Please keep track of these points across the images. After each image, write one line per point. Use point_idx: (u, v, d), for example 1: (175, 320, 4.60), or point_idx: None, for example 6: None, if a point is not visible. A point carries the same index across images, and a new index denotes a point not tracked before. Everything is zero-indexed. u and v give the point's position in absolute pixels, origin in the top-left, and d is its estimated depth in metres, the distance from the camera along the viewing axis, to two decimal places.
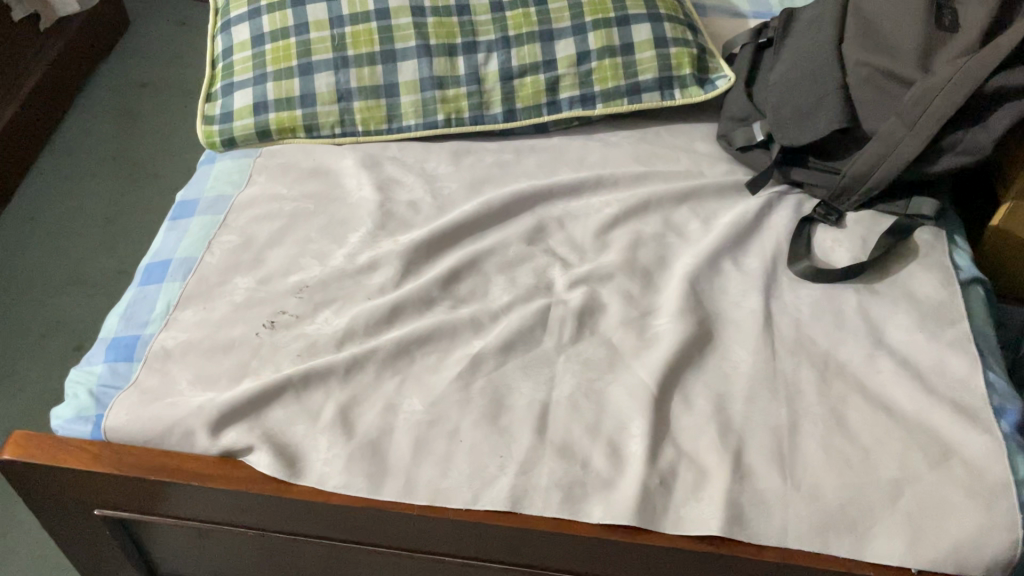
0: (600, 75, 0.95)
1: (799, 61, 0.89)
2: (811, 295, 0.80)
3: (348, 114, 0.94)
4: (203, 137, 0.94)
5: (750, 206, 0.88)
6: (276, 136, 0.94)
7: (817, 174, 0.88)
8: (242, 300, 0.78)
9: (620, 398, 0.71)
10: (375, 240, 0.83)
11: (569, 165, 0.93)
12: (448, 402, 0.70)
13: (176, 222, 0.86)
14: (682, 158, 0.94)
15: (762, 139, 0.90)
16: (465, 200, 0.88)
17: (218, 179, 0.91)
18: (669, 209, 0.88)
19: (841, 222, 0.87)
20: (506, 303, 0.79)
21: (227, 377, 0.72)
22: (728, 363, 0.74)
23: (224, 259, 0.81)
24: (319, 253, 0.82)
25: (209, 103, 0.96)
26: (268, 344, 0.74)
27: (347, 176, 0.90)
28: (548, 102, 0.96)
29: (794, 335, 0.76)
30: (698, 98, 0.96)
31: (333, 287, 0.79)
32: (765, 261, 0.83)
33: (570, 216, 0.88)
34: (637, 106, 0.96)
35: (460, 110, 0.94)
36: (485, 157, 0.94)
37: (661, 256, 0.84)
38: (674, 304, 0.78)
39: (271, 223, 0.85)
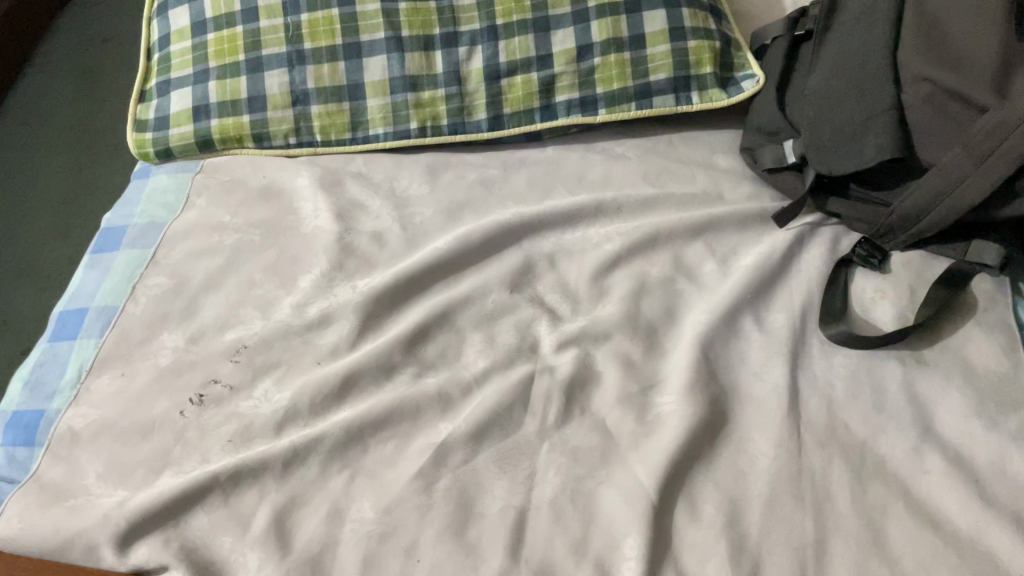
0: (604, 75, 0.80)
1: (843, 68, 0.73)
2: (846, 365, 0.67)
3: (304, 120, 0.79)
4: (134, 147, 0.81)
5: (776, 245, 0.74)
6: (221, 146, 0.80)
7: (858, 205, 0.74)
8: (168, 366, 0.66)
9: (612, 505, 0.59)
10: (329, 285, 0.70)
11: (565, 185, 0.79)
12: (405, 508, 0.59)
13: (98, 256, 0.74)
14: (698, 176, 0.80)
15: (794, 161, 0.76)
16: (439, 231, 0.75)
17: (151, 201, 0.77)
18: (681, 244, 0.74)
19: (885, 267, 0.73)
20: (481, 371, 0.66)
21: (144, 469, 0.61)
22: (745, 457, 0.62)
23: (151, 308, 0.69)
24: (262, 302, 0.69)
25: (143, 103, 0.82)
26: (195, 426, 0.62)
27: (302, 199, 0.76)
28: (542, 107, 0.81)
29: (825, 419, 0.63)
30: (720, 102, 0.81)
31: (277, 347, 0.67)
32: (792, 318, 0.69)
33: (563, 253, 0.74)
34: (647, 112, 0.81)
35: (437, 116, 0.80)
36: (466, 173, 0.80)
37: (669, 307, 0.70)
38: (682, 377, 0.65)
39: (208, 261, 0.72)
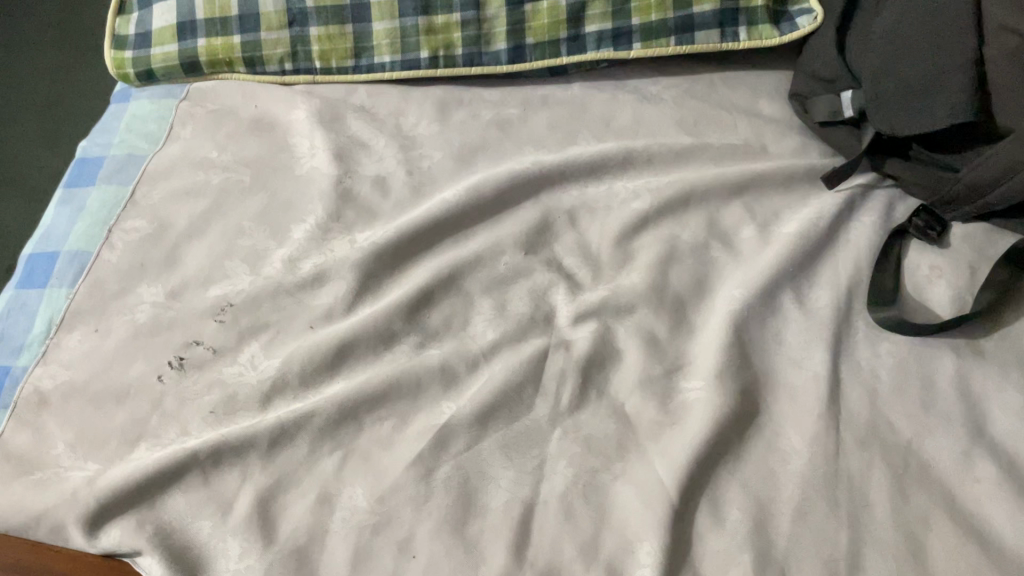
0: (641, 3, 0.70)
1: (913, 10, 0.62)
2: (894, 353, 0.60)
3: (301, 44, 0.70)
4: (112, 66, 0.72)
5: (824, 210, 0.66)
6: (209, 70, 0.71)
7: (920, 168, 0.66)
8: (145, 323, 0.59)
9: (628, 503, 0.54)
10: (324, 238, 0.63)
11: (590, 129, 0.71)
12: (400, 498, 0.54)
13: (71, 192, 0.66)
14: (739, 125, 0.72)
15: (851, 116, 0.67)
16: (448, 179, 0.67)
17: (130, 130, 0.70)
18: (717, 205, 0.67)
19: (943, 241, 0.65)
20: (490, 344, 0.60)
21: (118, 439, 0.55)
22: (776, 454, 0.56)
23: (127, 256, 0.62)
24: (251, 255, 0.63)
25: (120, 17, 0.72)
26: (173, 395, 0.57)
27: (298, 135, 0.69)
28: (570, 37, 0.72)
29: (867, 415, 0.57)
30: (770, 41, 0.72)
31: (266, 307, 0.60)
32: (838, 296, 0.62)
33: (585, 209, 0.67)
34: (687, 48, 0.72)
35: (451, 45, 0.71)
36: (481, 112, 0.72)
37: (700, 278, 0.63)
38: (711, 361, 0.59)
39: (191, 204, 0.65)
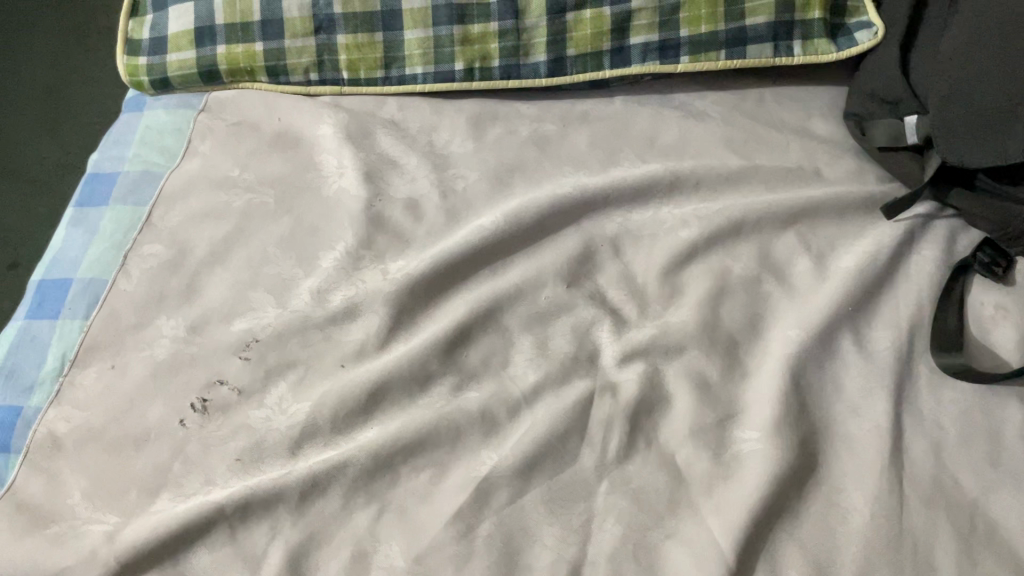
0: (691, 14, 0.66)
1: (986, 33, 0.59)
2: (959, 401, 0.56)
3: (327, 53, 0.66)
4: (125, 74, 0.67)
5: (884, 242, 0.62)
6: (228, 79, 0.67)
7: (986, 201, 0.62)
8: (165, 360, 0.56)
9: (680, 565, 0.51)
10: (355, 267, 0.59)
11: (634, 148, 0.67)
12: (439, 557, 0.50)
13: (83, 212, 0.62)
14: (792, 145, 0.68)
15: (917, 142, 0.63)
16: (485, 202, 0.64)
17: (144, 143, 0.66)
18: (770, 234, 0.63)
19: (1008, 279, 0.61)
20: (532, 387, 0.56)
21: (138, 489, 0.52)
22: (836, 512, 0.53)
23: (145, 285, 0.58)
24: (277, 285, 0.59)
25: (134, 19, 0.67)
26: (196, 440, 0.53)
27: (324, 152, 0.65)
28: (613, 49, 0.67)
29: (932, 470, 0.54)
30: (826, 56, 0.68)
31: (294, 343, 0.56)
32: (899, 338, 0.59)
33: (629, 237, 0.63)
34: (738, 62, 0.68)
35: (488, 57, 0.67)
36: (518, 128, 0.67)
37: (753, 315, 0.60)
38: (767, 409, 0.55)
39: (213, 227, 0.61)
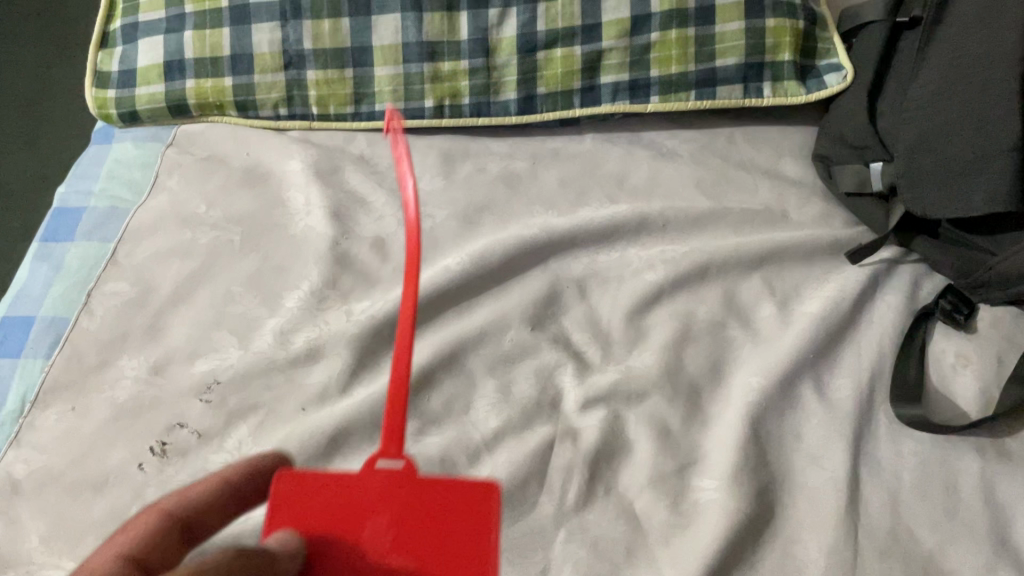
0: (661, 54, 0.66)
1: (953, 86, 0.58)
2: (916, 452, 0.56)
3: (298, 88, 0.66)
4: (93, 107, 0.67)
5: (848, 288, 0.63)
6: (197, 112, 0.67)
7: (948, 248, 0.63)
8: (126, 402, 0.56)
9: None
10: (319, 308, 0.59)
11: (603, 187, 0.67)
12: None
13: (48, 248, 0.63)
14: (761, 187, 0.68)
15: (880, 189, 0.63)
16: (452, 242, 0.63)
17: (112, 178, 0.66)
18: (735, 278, 0.63)
19: (969, 325, 0.62)
20: (493, 434, 0.56)
21: (94, 533, 0.51)
22: (792, 564, 0.53)
23: (108, 325, 0.58)
24: (241, 324, 0.59)
25: (103, 52, 0.68)
26: (156, 484, 0.53)
27: (292, 189, 0.65)
28: (584, 88, 0.67)
29: (889, 522, 0.54)
30: (795, 98, 0.68)
31: (255, 386, 0.56)
32: (859, 387, 0.59)
33: (596, 279, 0.63)
34: (708, 103, 0.68)
35: (458, 94, 0.67)
36: (488, 165, 0.67)
37: (715, 361, 0.60)
38: (726, 459, 0.55)
39: (179, 264, 0.61)
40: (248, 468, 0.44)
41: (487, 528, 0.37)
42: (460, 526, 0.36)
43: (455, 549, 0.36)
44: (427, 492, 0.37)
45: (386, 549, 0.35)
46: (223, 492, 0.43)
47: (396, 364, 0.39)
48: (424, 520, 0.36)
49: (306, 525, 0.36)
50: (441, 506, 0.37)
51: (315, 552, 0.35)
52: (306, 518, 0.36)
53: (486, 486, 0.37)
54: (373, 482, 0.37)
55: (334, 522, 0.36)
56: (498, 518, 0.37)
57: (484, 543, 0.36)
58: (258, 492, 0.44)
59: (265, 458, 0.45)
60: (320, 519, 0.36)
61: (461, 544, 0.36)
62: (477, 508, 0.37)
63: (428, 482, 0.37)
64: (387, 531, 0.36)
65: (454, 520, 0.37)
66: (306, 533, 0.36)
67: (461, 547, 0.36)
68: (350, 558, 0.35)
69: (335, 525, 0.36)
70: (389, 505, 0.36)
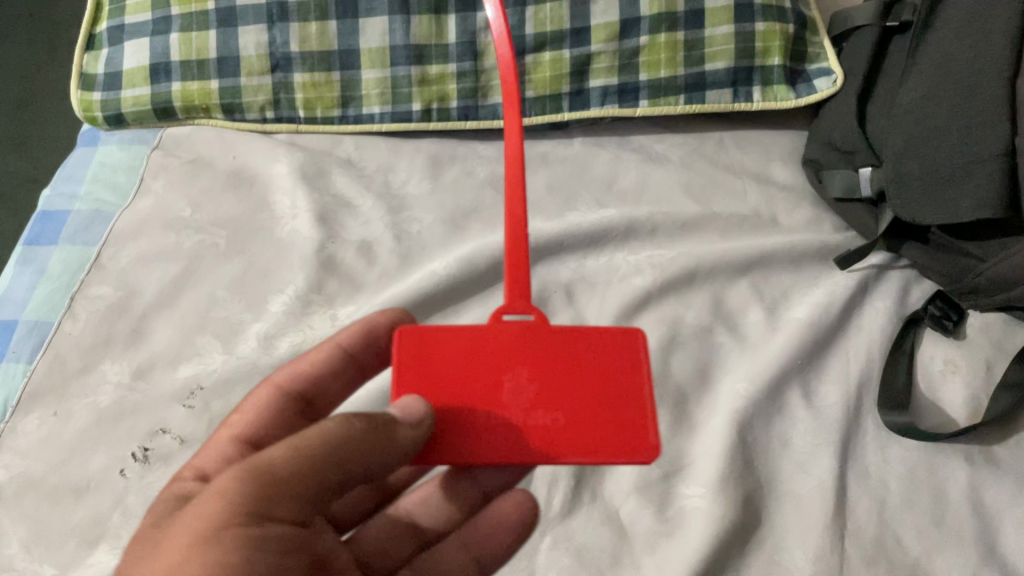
0: (650, 58, 0.66)
1: (941, 90, 0.58)
2: (904, 460, 0.56)
3: (284, 91, 0.66)
4: (79, 109, 0.67)
5: (836, 293, 0.62)
6: (183, 116, 0.67)
7: (937, 254, 0.62)
8: (109, 407, 0.55)
9: None
10: (303, 312, 0.59)
11: (591, 191, 0.67)
12: None
13: (32, 251, 0.62)
14: (750, 192, 0.68)
15: (870, 196, 0.63)
16: (438, 246, 0.63)
17: (97, 181, 0.66)
18: (723, 283, 0.63)
19: (959, 331, 0.61)
20: None
21: (76, 539, 0.51)
22: (777, 572, 0.52)
23: (90, 329, 0.58)
24: (225, 329, 0.58)
25: (90, 53, 0.68)
26: (138, 490, 0.52)
27: (278, 192, 0.64)
28: (572, 92, 0.67)
29: (875, 530, 0.53)
30: (785, 103, 0.68)
31: (238, 391, 0.56)
32: (848, 393, 0.59)
33: (583, 284, 0.63)
34: (697, 107, 0.68)
35: (445, 97, 0.66)
36: (476, 169, 0.67)
37: (702, 367, 0.60)
38: (712, 465, 0.55)
39: (163, 268, 0.61)
40: (363, 331, 0.48)
41: (625, 365, 0.41)
42: (598, 366, 0.40)
43: (600, 384, 0.40)
44: (564, 341, 0.41)
45: (533, 395, 0.39)
46: (339, 356, 0.48)
47: (510, 230, 0.43)
48: (564, 367, 0.40)
49: (446, 386, 0.40)
50: (579, 351, 0.41)
51: (467, 404, 0.39)
52: (448, 370, 0.40)
53: (625, 330, 0.41)
54: (510, 334, 0.40)
55: (480, 372, 0.40)
56: (645, 350, 0.41)
57: (624, 374, 0.40)
58: (374, 352, 0.49)
59: (375, 319, 0.49)
60: (461, 375, 0.40)
61: (604, 380, 0.40)
62: (620, 346, 0.41)
63: (563, 331, 0.41)
64: (529, 384, 0.40)
65: (599, 362, 0.41)
66: (451, 387, 0.40)
67: (604, 379, 0.40)
68: (499, 408, 0.39)
69: (478, 378, 0.40)
70: (527, 355, 0.40)
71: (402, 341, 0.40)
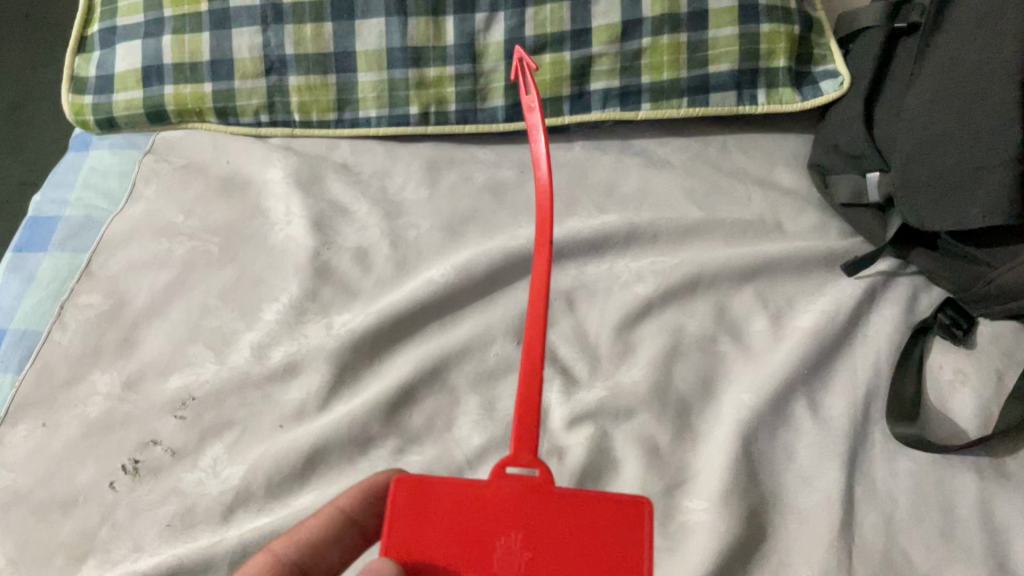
0: (652, 61, 0.65)
1: (950, 93, 0.56)
2: (912, 473, 0.55)
3: (278, 94, 0.65)
4: (71, 112, 0.67)
5: (842, 302, 0.61)
6: (176, 119, 0.66)
7: (947, 262, 0.60)
8: (97, 418, 0.54)
9: None
10: (298, 321, 0.58)
11: (592, 197, 0.66)
12: None
13: (21, 258, 0.61)
14: (754, 197, 0.66)
15: (878, 201, 0.61)
16: (435, 252, 0.62)
17: (89, 186, 0.64)
18: (726, 291, 0.62)
19: (969, 340, 0.60)
20: (476, 451, 0.53)
21: (63, 554, 0.50)
22: None
23: (80, 338, 0.57)
24: (217, 338, 0.57)
25: (81, 56, 0.67)
26: (127, 504, 0.51)
27: (272, 198, 0.63)
28: (573, 95, 0.66)
29: (882, 545, 0.52)
30: (791, 106, 0.66)
31: (230, 402, 0.54)
32: (854, 404, 0.57)
33: (584, 291, 0.62)
34: (701, 110, 0.66)
35: (443, 100, 0.65)
36: (474, 174, 0.66)
37: (706, 378, 0.58)
38: (716, 479, 0.53)
39: (154, 276, 0.60)
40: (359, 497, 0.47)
41: (622, 540, 0.38)
42: (596, 538, 0.38)
43: (598, 560, 0.38)
44: (561, 507, 0.39)
45: (522, 565, 0.37)
46: (339, 521, 0.46)
47: (527, 369, 0.41)
48: (558, 535, 0.38)
49: (436, 543, 0.38)
50: (574, 521, 0.38)
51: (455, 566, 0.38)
52: (441, 529, 0.38)
53: (630, 500, 0.39)
54: (506, 495, 0.39)
55: (473, 537, 0.38)
56: (649, 523, 0.38)
57: (619, 550, 0.38)
58: (373, 515, 0.47)
59: (375, 480, 0.47)
60: (451, 533, 0.38)
61: (604, 553, 0.38)
62: (628, 516, 0.39)
63: (568, 496, 0.39)
64: (522, 552, 0.38)
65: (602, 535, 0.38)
66: (440, 541, 0.38)
67: (596, 554, 0.38)
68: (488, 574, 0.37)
69: (469, 538, 0.38)
70: (521, 519, 0.38)
71: (396, 493, 0.39)
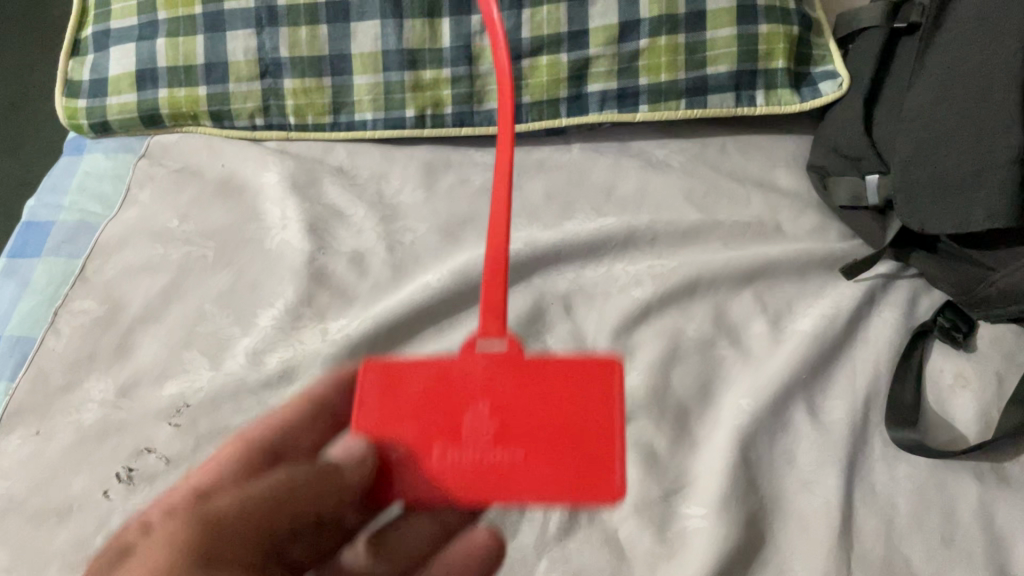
0: (650, 62, 0.64)
1: (951, 93, 0.56)
2: (913, 478, 0.54)
3: (274, 97, 0.64)
4: (64, 116, 0.66)
5: (842, 305, 0.61)
6: (170, 123, 0.66)
7: (946, 264, 0.60)
8: (92, 426, 0.54)
9: None
10: (294, 326, 0.57)
11: (590, 199, 0.66)
12: None
13: (14, 263, 0.61)
14: (753, 199, 0.66)
15: (878, 203, 0.61)
16: (432, 256, 0.61)
17: (83, 191, 0.64)
18: (725, 294, 0.61)
19: (969, 344, 0.59)
20: None
21: (57, 564, 0.49)
22: None
23: (75, 345, 0.56)
24: (212, 344, 0.57)
25: (75, 60, 0.67)
26: (122, 511, 0.51)
27: (268, 202, 0.63)
28: (570, 96, 0.66)
29: (883, 551, 0.52)
30: (790, 107, 0.66)
31: (226, 409, 0.54)
32: (854, 408, 0.57)
33: (582, 295, 0.62)
34: (698, 112, 0.66)
35: (439, 102, 0.64)
36: (471, 176, 0.65)
37: (705, 382, 0.58)
38: (716, 484, 0.53)
39: (150, 281, 0.59)
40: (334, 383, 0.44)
41: (590, 411, 0.37)
42: (564, 417, 0.37)
43: (570, 418, 0.37)
44: (530, 370, 0.37)
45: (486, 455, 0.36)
46: None
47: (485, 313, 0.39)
48: (526, 407, 0.37)
49: (406, 421, 0.37)
50: (543, 383, 0.37)
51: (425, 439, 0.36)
52: (411, 407, 0.37)
53: (596, 364, 0.38)
54: (472, 372, 0.37)
55: (441, 407, 0.37)
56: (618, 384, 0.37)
57: (588, 413, 0.37)
58: None
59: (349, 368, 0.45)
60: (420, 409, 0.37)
61: (574, 411, 0.37)
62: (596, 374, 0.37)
63: (536, 361, 0.38)
64: (490, 419, 0.36)
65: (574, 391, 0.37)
66: (408, 422, 0.37)
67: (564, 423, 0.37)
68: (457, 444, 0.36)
69: (437, 411, 0.37)
70: (491, 386, 0.37)
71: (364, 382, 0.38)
